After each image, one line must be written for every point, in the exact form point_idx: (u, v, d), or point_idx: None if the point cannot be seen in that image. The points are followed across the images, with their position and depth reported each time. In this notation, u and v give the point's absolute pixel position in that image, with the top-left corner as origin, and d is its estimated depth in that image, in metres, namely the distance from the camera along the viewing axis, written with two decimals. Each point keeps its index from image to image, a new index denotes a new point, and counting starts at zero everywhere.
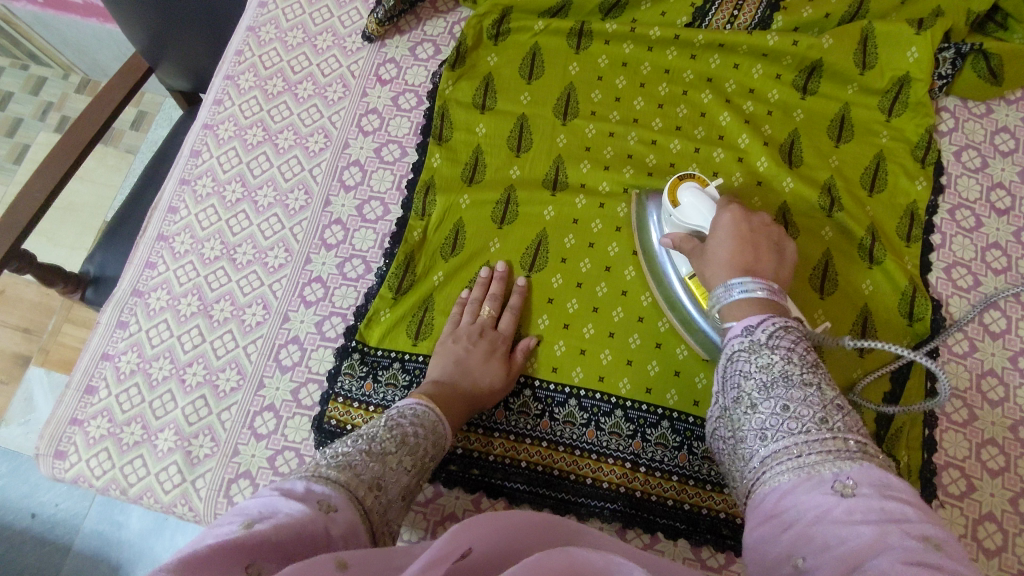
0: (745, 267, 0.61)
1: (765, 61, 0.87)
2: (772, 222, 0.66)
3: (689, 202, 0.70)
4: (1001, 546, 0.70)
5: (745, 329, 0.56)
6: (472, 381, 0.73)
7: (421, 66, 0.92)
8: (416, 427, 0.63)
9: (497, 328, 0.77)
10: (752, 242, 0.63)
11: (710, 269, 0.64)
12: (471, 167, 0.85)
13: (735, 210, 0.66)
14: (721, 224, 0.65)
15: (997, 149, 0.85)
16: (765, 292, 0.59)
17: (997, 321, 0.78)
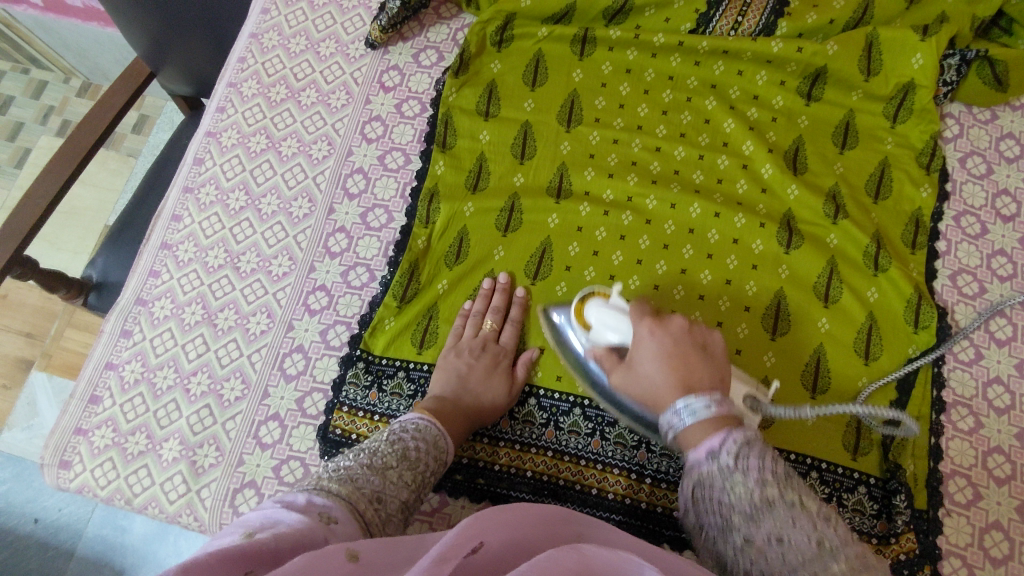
0: (685, 384, 0.55)
1: (769, 68, 0.87)
2: (690, 322, 0.60)
3: (597, 321, 0.67)
4: (1008, 556, 0.69)
5: (707, 451, 0.50)
6: (475, 396, 0.73)
7: (424, 73, 0.91)
8: (417, 441, 0.63)
9: (499, 342, 0.78)
10: (679, 357, 0.57)
11: (640, 384, 0.59)
12: (475, 175, 0.85)
13: (648, 321, 0.61)
14: (646, 345, 0.59)
15: (1003, 155, 0.85)
16: (712, 406, 0.52)
17: (1003, 328, 0.78)
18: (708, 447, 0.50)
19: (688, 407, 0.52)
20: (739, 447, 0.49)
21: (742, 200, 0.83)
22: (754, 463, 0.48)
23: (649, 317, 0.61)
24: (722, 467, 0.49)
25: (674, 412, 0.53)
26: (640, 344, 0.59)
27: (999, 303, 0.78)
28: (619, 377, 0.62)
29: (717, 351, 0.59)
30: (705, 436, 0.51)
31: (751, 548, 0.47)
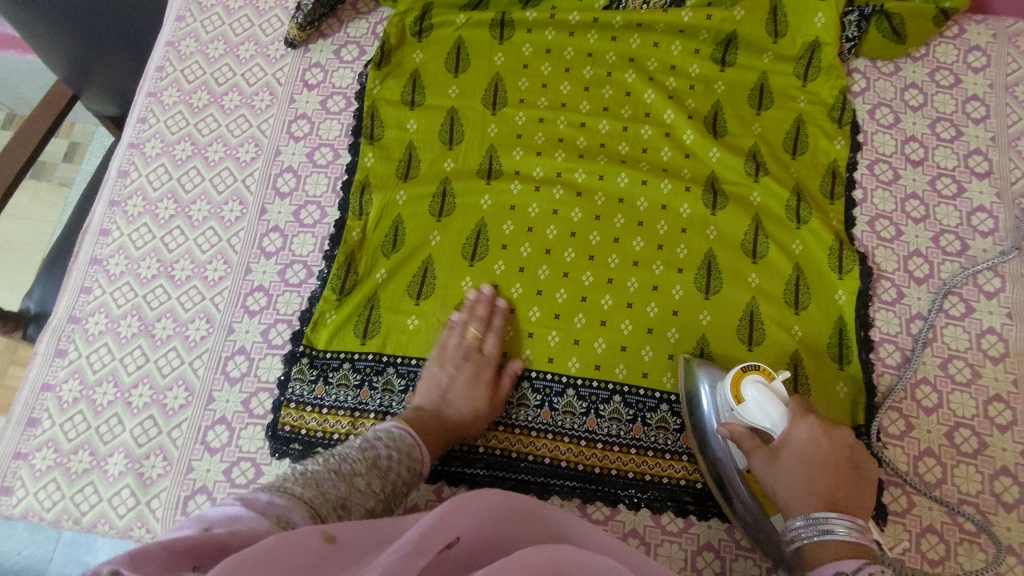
0: (829, 500, 0.60)
1: (682, 37, 0.90)
2: (853, 441, 0.64)
3: (753, 398, 0.65)
4: (940, 479, 0.73)
5: (836, 573, 0.54)
6: (458, 411, 0.72)
7: (346, 68, 0.92)
8: (390, 451, 0.63)
9: (482, 351, 0.76)
10: (835, 466, 0.62)
11: (778, 491, 0.62)
12: (405, 164, 0.86)
13: (814, 422, 0.63)
14: (797, 443, 0.63)
15: (908, 104, 0.89)
16: (849, 530, 0.57)
17: (921, 267, 0.82)
18: (838, 569, 0.54)
19: (819, 523, 0.58)
20: (875, 574, 0.52)
21: (668, 166, 0.86)
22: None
23: (817, 419, 0.64)
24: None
25: (797, 527, 0.60)
26: (795, 445, 0.62)
27: (948, 283, 0.80)
28: (758, 461, 0.64)
29: (865, 472, 0.64)
30: (836, 558, 0.56)
31: None
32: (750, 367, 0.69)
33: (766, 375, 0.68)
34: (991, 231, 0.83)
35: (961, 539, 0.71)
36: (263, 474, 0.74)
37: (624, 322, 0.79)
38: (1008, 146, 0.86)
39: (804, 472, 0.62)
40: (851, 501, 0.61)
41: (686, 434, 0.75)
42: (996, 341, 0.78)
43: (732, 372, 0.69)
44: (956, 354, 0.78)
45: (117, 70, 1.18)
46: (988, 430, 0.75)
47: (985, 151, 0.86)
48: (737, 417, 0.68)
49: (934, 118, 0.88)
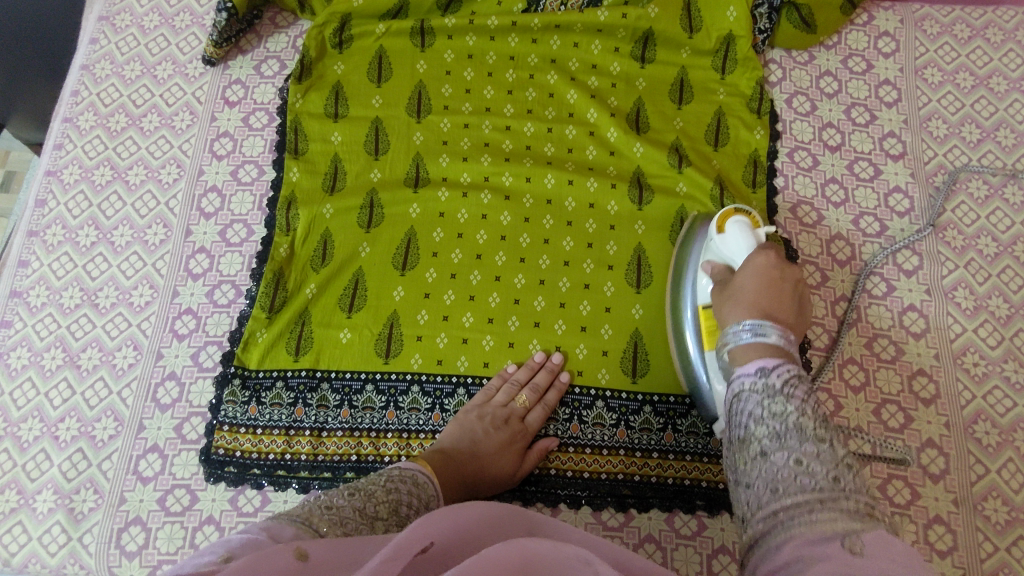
0: (764, 310, 0.61)
1: (601, 37, 0.91)
2: (802, 278, 0.66)
3: (733, 233, 0.70)
4: (870, 456, 0.75)
5: (758, 369, 0.55)
6: (480, 465, 0.70)
7: (267, 83, 0.91)
8: (411, 499, 0.60)
9: (525, 419, 0.75)
10: (781, 287, 0.63)
11: (729, 304, 0.64)
12: (331, 177, 0.85)
13: (771, 255, 0.66)
14: (753, 266, 0.65)
15: (824, 92, 0.91)
16: (779, 338, 0.58)
17: (843, 250, 0.84)
18: (759, 366, 0.55)
19: (755, 327, 0.58)
20: (788, 376, 0.53)
21: (594, 164, 0.87)
22: (799, 396, 0.52)
23: (775, 253, 0.66)
24: (766, 386, 0.53)
25: (730, 333, 0.61)
26: (753, 264, 0.65)
27: (867, 264, 0.83)
28: (717, 295, 0.68)
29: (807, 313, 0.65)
30: (761, 356, 0.56)
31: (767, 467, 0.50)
32: (740, 209, 0.73)
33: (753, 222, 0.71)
34: (907, 211, 0.85)
35: (891, 512, 0.73)
36: (198, 500, 0.73)
37: (557, 322, 0.80)
38: (920, 128, 0.89)
39: (758, 289, 0.63)
40: (791, 327, 0.62)
41: (622, 428, 0.76)
42: (917, 318, 0.81)
43: (721, 211, 0.73)
44: (880, 332, 0.80)
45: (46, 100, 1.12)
46: (913, 404, 0.77)
47: (899, 134, 0.89)
48: (714, 254, 0.73)
49: (849, 104, 0.90)
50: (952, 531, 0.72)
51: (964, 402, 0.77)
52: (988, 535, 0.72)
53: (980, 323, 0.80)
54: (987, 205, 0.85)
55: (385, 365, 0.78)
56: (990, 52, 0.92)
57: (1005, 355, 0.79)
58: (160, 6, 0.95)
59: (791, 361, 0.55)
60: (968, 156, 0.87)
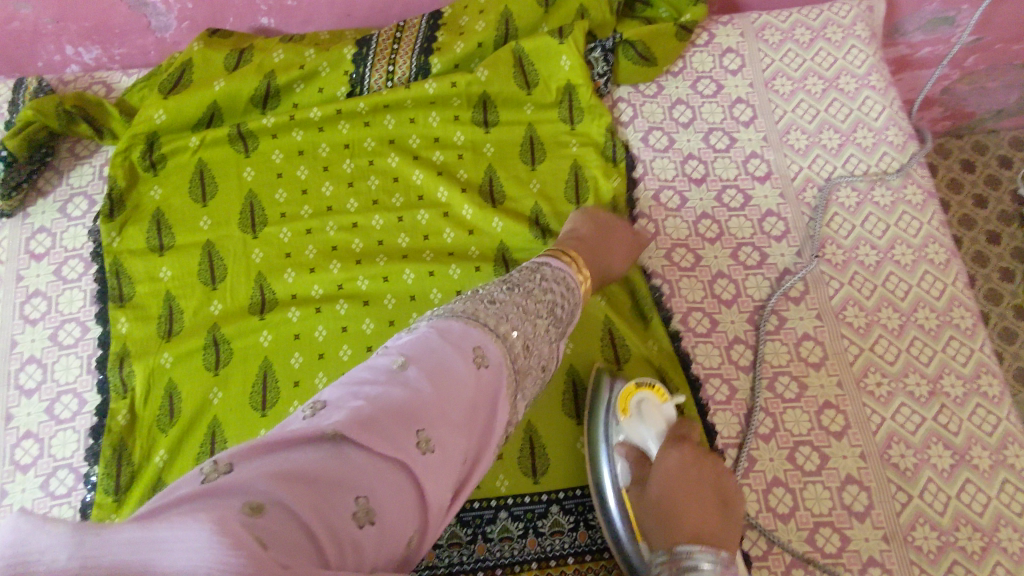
0: (693, 531, 0.55)
1: (436, 108, 0.84)
2: (722, 471, 0.61)
3: (641, 415, 0.66)
4: (792, 508, 0.71)
5: None
6: (611, 253, 0.74)
7: (76, 225, 0.80)
8: (563, 300, 0.59)
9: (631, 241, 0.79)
10: (700, 493, 0.58)
11: (646, 518, 0.59)
12: (165, 320, 0.76)
13: (684, 450, 0.61)
14: (668, 466, 0.60)
15: (678, 122, 0.87)
16: (716, 569, 0.51)
17: (727, 288, 0.79)
18: None
19: (682, 564, 0.52)
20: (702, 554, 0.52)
21: (454, 249, 0.79)
22: None
23: (688, 444, 0.62)
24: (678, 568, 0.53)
25: (661, 569, 0.54)
26: (665, 466, 0.59)
27: (766, 304, 0.78)
28: (639, 496, 0.61)
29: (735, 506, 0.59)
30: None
31: None
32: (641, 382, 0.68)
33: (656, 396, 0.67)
34: (784, 234, 0.82)
35: (824, 564, 0.69)
36: None
37: None
38: (780, 143, 0.86)
39: (677, 501, 0.57)
40: (721, 535, 0.56)
41: (532, 536, 0.69)
42: (814, 346, 0.77)
43: (623, 387, 0.68)
44: (779, 370, 0.76)
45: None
46: (825, 440, 0.74)
47: (761, 153, 0.85)
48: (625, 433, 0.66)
49: (707, 131, 0.86)
50: (888, 572, 0.68)
51: (874, 428, 0.74)
52: (924, 567, 0.68)
53: (875, 339, 0.77)
54: (859, 213, 0.82)
55: None
56: (834, 51, 0.90)
57: (905, 369, 0.76)
58: None
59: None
60: (833, 164, 0.85)
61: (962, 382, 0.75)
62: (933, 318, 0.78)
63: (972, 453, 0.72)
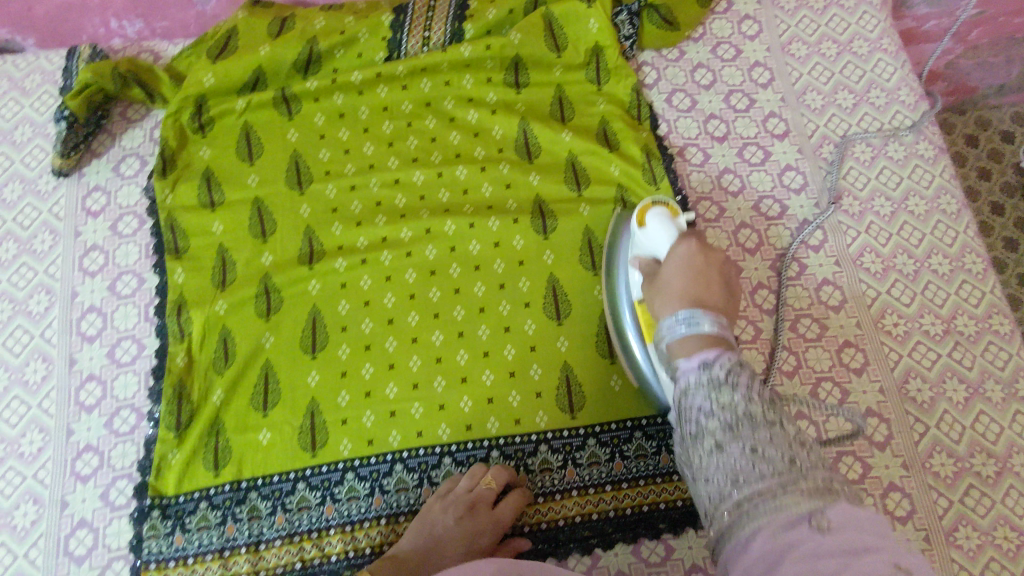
0: (695, 300, 0.61)
1: (471, 71, 0.88)
2: (726, 262, 0.66)
3: (655, 227, 0.69)
4: (816, 438, 0.75)
5: (700, 363, 0.56)
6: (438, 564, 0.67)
7: (130, 184, 0.84)
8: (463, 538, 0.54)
9: (494, 508, 0.70)
10: (706, 278, 0.63)
11: (660, 299, 0.64)
12: (219, 271, 0.80)
13: (693, 241, 0.65)
14: (678, 256, 0.64)
15: (700, 84, 0.91)
16: (714, 326, 0.58)
17: (750, 238, 0.84)
18: (701, 360, 0.56)
19: (687, 318, 0.59)
20: (731, 364, 0.54)
21: (492, 202, 0.84)
22: (743, 381, 0.53)
23: (695, 240, 0.65)
24: (711, 376, 0.54)
25: (664, 327, 0.61)
26: (675, 259, 0.64)
27: (788, 251, 0.83)
28: (646, 290, 0.67)
29: (736, 295, 0.65)
30: (701, 348, 0.57)
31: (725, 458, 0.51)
32: (657, 201, 0.72)
33: (671, 211, 0.71)
34: (803, 187, 0.86)
35: (847, 490, 0.73)
36: None
37: (484, 373, 0.77)
38: (797, 103, 0.90)
39: (684, 282, 0.63)
40: (722, 310, 0.62)
41: (570, 467, 0.74)
42: (833, 291, 0.81)
43: (640, 203, 0.72)
44: (801, 313, 0.81)
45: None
46: (846, 377, 0.78)
47: (779, 113, 0.90)
48: (638, 249, 0.72)
49: (727, 92, 0.91)
50: (907, 495, 0.73)
51: (892, 364, 0.78)
52: (941, 491, 0.73)
53: (891, 283, 0.81)
54: (873, 166, 0.87)
55: (313, 458, 0.73)
56: (847, 17, 0.94)
57: (920, 310, 0.80)
58: None
59: (729, 348, 0.57)
60: (848, 122, 0.89)
61: (975, 321, 0.79)
62: (946, 263, 0.82)
63: (984, 386, 0.77)
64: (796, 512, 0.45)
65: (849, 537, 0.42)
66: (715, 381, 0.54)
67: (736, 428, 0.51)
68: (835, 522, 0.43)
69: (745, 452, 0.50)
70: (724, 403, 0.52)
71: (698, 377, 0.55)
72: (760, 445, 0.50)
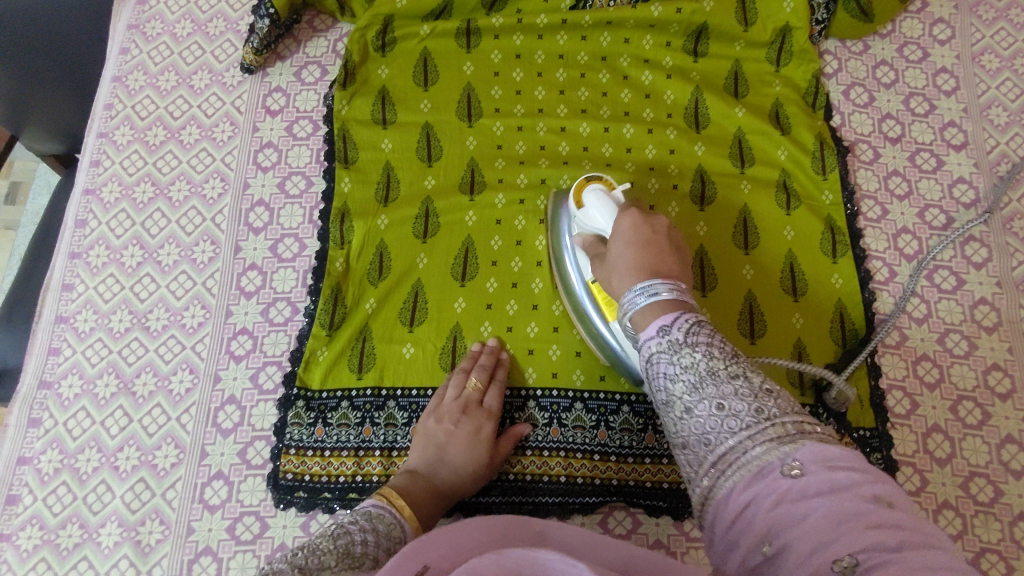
0: (650, 269, 0.59)
1: (653, 32, 0.88)
2: (670, 225, 0.65)
3: (592, 203, 0.68)
4: (950, 454, 0.74)
5: (661, 329, 0.53)
6: (451, 467, 0.68)
7: (309, 90, 0.87)
8: (366, 533, 0.55)
9: (482, 404, 0.72)
10: (656, 245, 0.62)
11: (614, 275, 0.61)
12: (383, 186, 0.82)
13: (635, 214, 0.64)
14: (620, 232, 0.63)
15: (880, 82, 0.89)
16: (671, 292, 0.55)
17: (911, 244, 0.82)
18: (662, 325, 0.54)
19: (649, 289, 0.56)
20: (692, 330, 0.52)
21: (654, 164, 0.84)
22: (703, 341, 0.52)
23: (637, 210, 0.64)
24: (671, 343, 0.52)
25: (627, 301, 0.57)
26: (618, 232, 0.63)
27: (924, 256, 0.81)
28: (599, 269, 0.65)
29: (686, 260, 0.65)
30: (658, 316, 0.54)
31: (694, 418, 0.49)
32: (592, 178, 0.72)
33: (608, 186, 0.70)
34: (973, 202, 0.84)
35: (975, 511, 0.72)
36: (269, 527, 0.70)
37: None
38: (980, 116, 0.87)
39: (639, 256, 0.60)
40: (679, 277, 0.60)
41: None
42: (989, 311, 0.79)
43: (576, 185, 0.72)
44: (951, 327, 0.79)
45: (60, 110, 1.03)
46: (990, 400, 0.76)
47: (959, 123, 0.87)
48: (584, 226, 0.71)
49: (907, 94, 0.88)
50: None
51: None
52: None
53: None
54: None
55: None
56: None
57: None
58: (193, 12, 0.91)
59: (689, 310, 0.55)
60: None
61: None
62: None
63: None
64: (767, 465, 0.44)
65: (823, 480, 0.42)
66: (677, 345, 0.52)
67: (699, 388, 0.49)
68: (808, 464, 0.43)
69: (712, 407, 0.49)
70: (687, 366, 0.50)
71: (659, 343, 0.53)
72: (727, 400, 0.48)
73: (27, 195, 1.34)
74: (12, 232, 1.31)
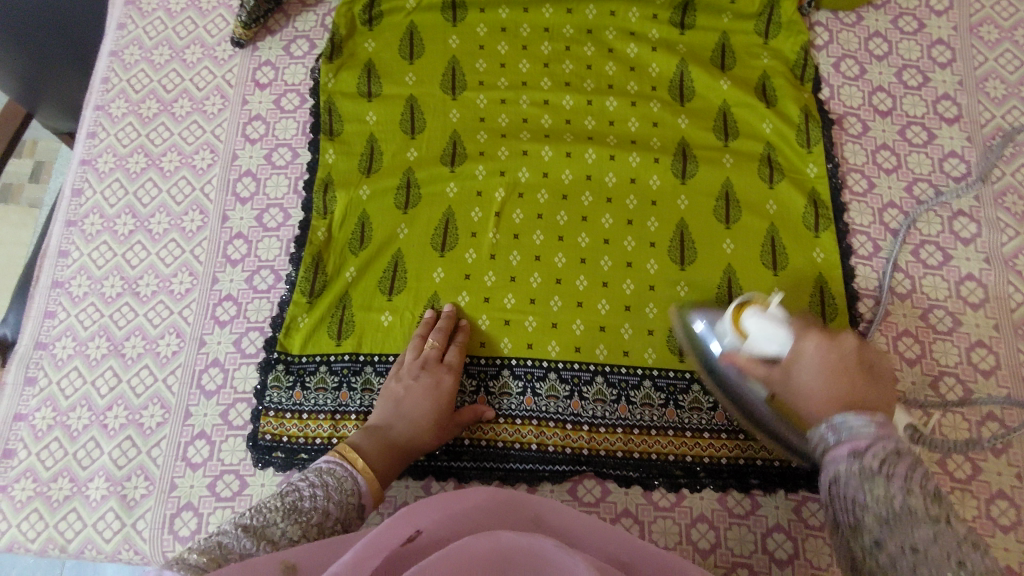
0: (846, 400, 0.52)
1: (639, 5, 0.88)
2: (862, 342, 0.58)
3: (756, 329, 0.64)
4: (928, 430, 0.73)
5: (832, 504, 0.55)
6: (410, 421, 0.71)
7: (298, 63, 0.89)
8: (314, 489, 0.58)
9: (442, 360, 0.74)
10: (843, 375, 0.54)
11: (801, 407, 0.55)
12: (367, 158, 0.83)
13: (820, 336, 0.59)
14: (808, 355, 0.58)
15: (873, 54, 0.87)
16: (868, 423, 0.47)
17: (897, 218, 0.81)
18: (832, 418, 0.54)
19: (838, 423, 0.48)
20: (886, 454, 0.45)
21: (636, 138, 0.83)
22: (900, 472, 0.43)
23: (820, 333, 0.59)
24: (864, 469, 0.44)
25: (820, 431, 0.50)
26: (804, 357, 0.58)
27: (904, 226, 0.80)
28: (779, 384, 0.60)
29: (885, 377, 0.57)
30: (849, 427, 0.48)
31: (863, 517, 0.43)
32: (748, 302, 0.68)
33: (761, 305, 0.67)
34: (964, 176, 0.82)
35: (951, 487, 0.71)
36: (247, 485, 0.73)
37: (601, 301, 0.78)
38: (976, 88, 0.85)
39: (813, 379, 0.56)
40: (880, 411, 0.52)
41: (671, 407, 0.75)
42: (976, 288, 0.78)
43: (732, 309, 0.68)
44: (936, 303, 0.77)
45: (71, 86, 1.06)
46: (972, 376, 0.75)
47: (954, 96, 0.85)
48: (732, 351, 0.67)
49: (901, 66, 0.86)
50: (1015, 506, 0.70)
51: None
52: None
53: None
54: None
55: None
56: None
57: None
58: None
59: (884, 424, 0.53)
60: None
61: None
62: None
63: None
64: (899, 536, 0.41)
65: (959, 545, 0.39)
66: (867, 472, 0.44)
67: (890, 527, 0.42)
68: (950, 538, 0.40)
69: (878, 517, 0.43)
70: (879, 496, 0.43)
71: None
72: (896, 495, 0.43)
73: (51, 174, 1.38)
74: (37, 210, 1.36)
